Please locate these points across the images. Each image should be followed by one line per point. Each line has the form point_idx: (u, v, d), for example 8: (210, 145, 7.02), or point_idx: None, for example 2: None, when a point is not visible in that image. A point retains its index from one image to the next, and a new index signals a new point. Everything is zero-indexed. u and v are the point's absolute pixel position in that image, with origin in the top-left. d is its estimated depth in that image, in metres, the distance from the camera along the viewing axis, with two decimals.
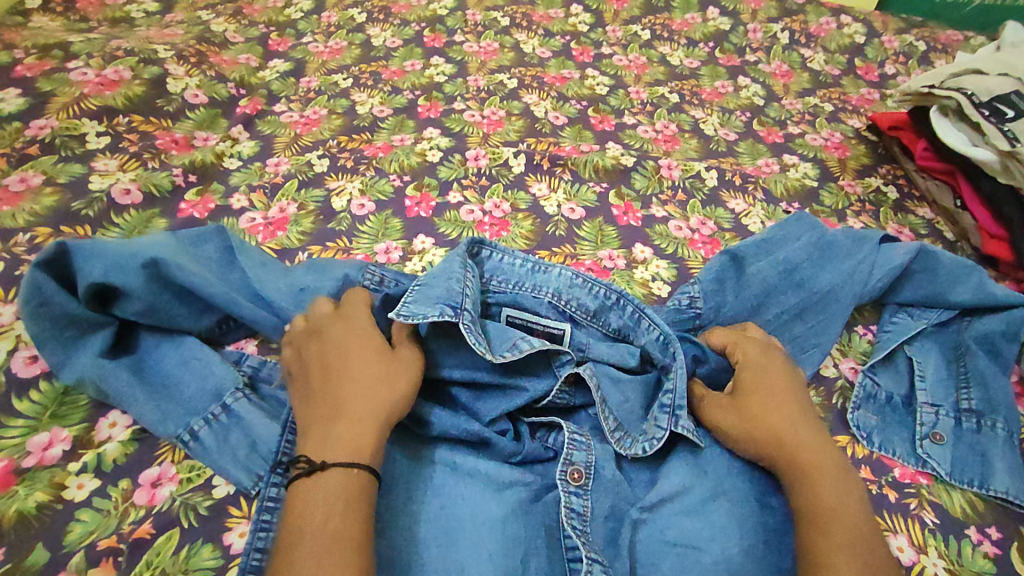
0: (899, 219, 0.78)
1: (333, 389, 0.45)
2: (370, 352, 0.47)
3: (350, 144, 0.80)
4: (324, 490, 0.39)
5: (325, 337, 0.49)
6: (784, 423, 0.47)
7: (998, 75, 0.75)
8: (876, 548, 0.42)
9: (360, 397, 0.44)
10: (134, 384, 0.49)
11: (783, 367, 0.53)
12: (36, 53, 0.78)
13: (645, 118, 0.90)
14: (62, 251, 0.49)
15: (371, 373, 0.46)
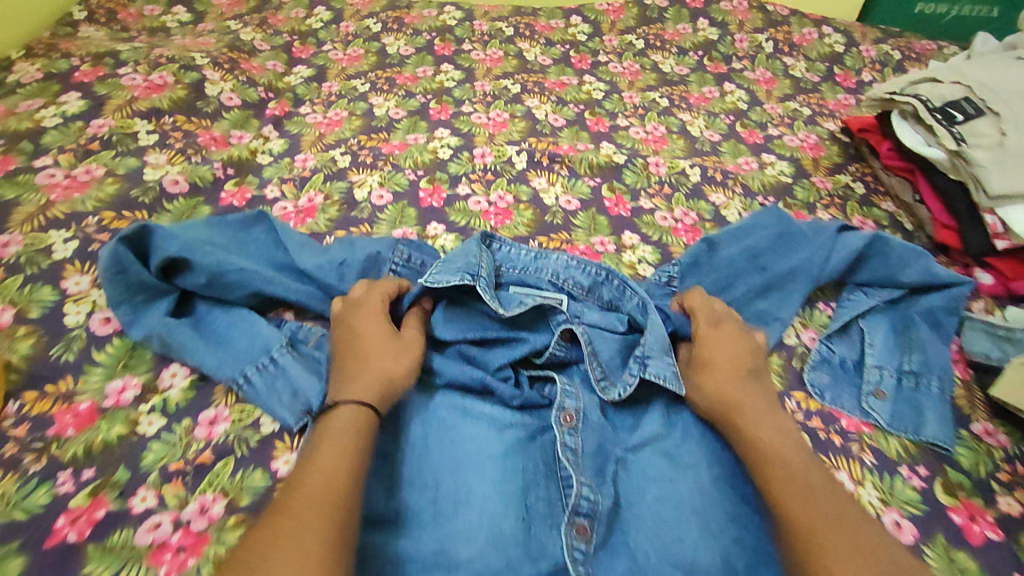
0: (864, 212, 0.86)
1: (347, 360, 0.56)
2: (382, 333, 0.57)
3: (369, 142, 0.89)
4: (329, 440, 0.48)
5: (346, 320, 0.59)
6: (731, 389, 0.56)
7: (949, 83, 0.82)
8: (816, 476, 0.49)
9: (371, 369, 0.54)
10: (196, 339, 0.60)
11: (732, 338, 0.60)
12: (90, 61, 0.87)
13: (636, 121, 0.99)
14: (144, 230, 0.61)
15: (382, 350, 0.56)
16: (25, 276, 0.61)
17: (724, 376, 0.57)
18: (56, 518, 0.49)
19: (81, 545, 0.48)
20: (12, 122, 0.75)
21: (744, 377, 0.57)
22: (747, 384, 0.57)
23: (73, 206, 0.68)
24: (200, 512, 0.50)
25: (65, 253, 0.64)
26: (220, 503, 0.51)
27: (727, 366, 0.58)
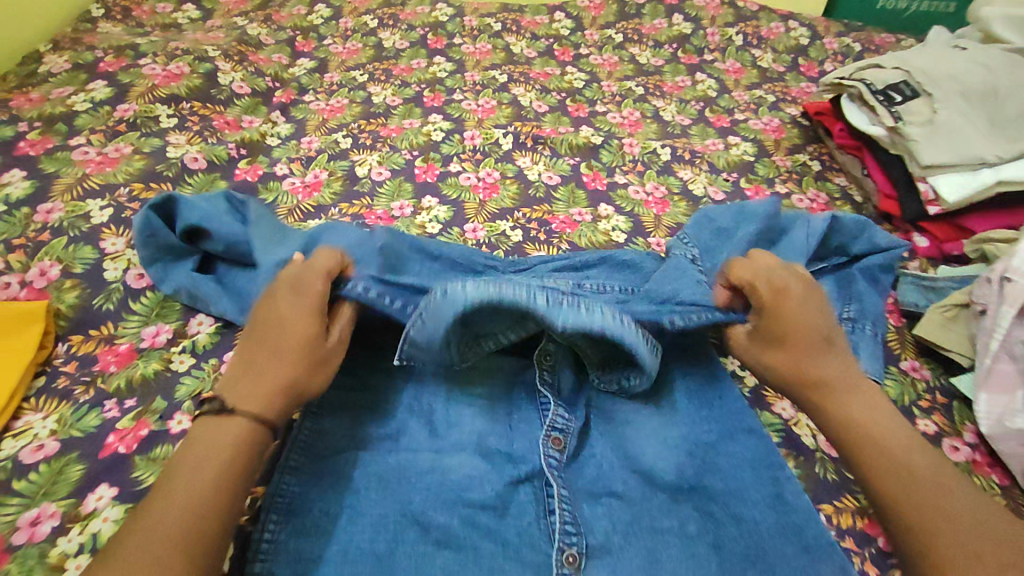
0: (818, 186, 0.95)
1: (257, 353, 0.53)
2: (306, 334, 0.54)
3: (369, 127, 0.97)
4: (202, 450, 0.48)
5: (275, 302, 0.56)
6: (811, 365, 0.56)
7: (891, 67, 0.91)
8: (919, 454, 0.52)
9: (276, 371, 0.52)
10: (217, 290, 0.67)
11: (815, 310, 0.59)
12: (113, 53, 0.95)
13: (614, 107, 1.08)
14: (169, 199, 0.68)
15: (298, 351, 0.53)
16: (68, 237, 0.70)
17: (806, 347, 0.57)
18: (107, 436, 0.58)
19: (129, 456, 0.57)
20: (47, 108, 0.84)
21: (824, 346, 0.57)
22: (829, 352, 0.57)
23: (106, 179, 0.76)
24: None
25: (103, 218, 0.72)
26: None
27: (808, 336, 0.57)
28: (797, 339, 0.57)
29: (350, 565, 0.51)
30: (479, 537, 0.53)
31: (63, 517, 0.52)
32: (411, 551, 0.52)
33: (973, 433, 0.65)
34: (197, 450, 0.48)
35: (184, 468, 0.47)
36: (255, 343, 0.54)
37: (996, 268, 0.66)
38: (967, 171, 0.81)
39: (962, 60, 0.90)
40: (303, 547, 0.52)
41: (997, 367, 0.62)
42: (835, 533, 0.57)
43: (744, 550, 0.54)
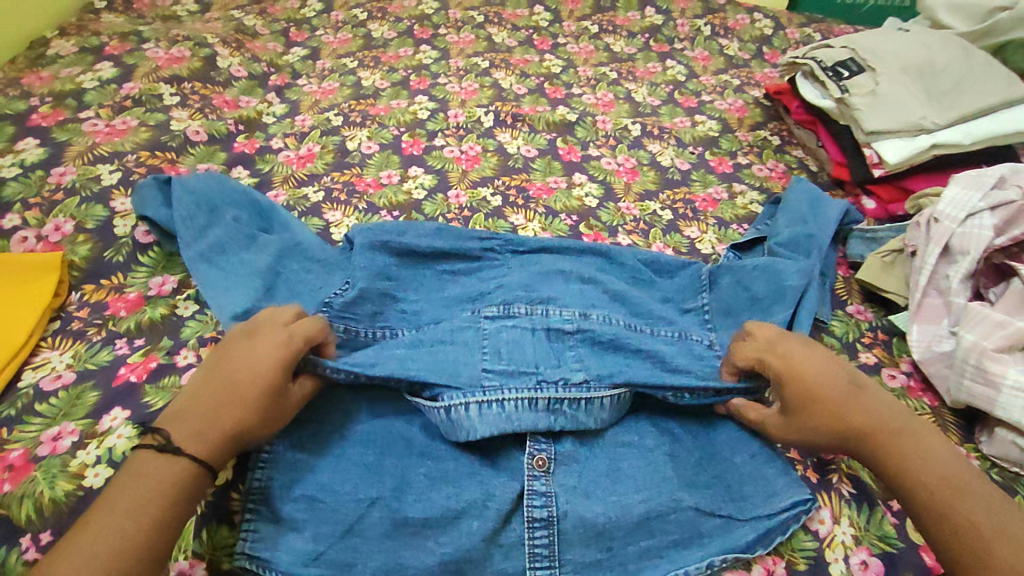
0: (777, 158, 1.03)
1: (212, 396, 0.51)
2: (262, 390, 0.52)
3: (358, 106, 1.04)
4: (140, 488, 0.47)
5: (244, 351, 0.53)
6: (840, 421, 0.55)
7: (840, 46, 1.00)
8: (973, 499, 0.50)
9: (224, 423, 0.50)
10: (200, 257, 0.69)
11: (829, 366, 0.56)
12: (118, 40, 1.03)
13: (589, 90, 1.15)
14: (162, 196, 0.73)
15: (251, 405, 0.51)
16: (81, 197, 0.76)
17: (834, 407, 0.55)
18: (118, 368, 0.63)
19: (140, 384, 0.62)
20: (58, 86, 0.91)
21: (848, 403, 0.55)
22: (855, 411, 0.55)
23: (115, 147, 0.82)
24: None
25: (112, 181, 0.78)
26: None
27: (834, 393, 0.55)
28: (823, 401, 0.55)
29: (345, 472, 0.56)
30: (459, 448, 0.59)
31: (82, 433, 0.58)
32: (400, 461, 0.57)
33: (909, 363, 0.72)
34: (133, 488, 0.47)
35: (119, 501, 0.46)
36: (212, 388, 0.52)
37: (922, 214, 0.74)
38: (907, 136, 0.89)
39: (904, 38, 0.99)
40: (299, 457, 0.56)
41: (926, 299, 0.69)
42: (782, 445, 0.63)
43: (695, 456, 0.60)
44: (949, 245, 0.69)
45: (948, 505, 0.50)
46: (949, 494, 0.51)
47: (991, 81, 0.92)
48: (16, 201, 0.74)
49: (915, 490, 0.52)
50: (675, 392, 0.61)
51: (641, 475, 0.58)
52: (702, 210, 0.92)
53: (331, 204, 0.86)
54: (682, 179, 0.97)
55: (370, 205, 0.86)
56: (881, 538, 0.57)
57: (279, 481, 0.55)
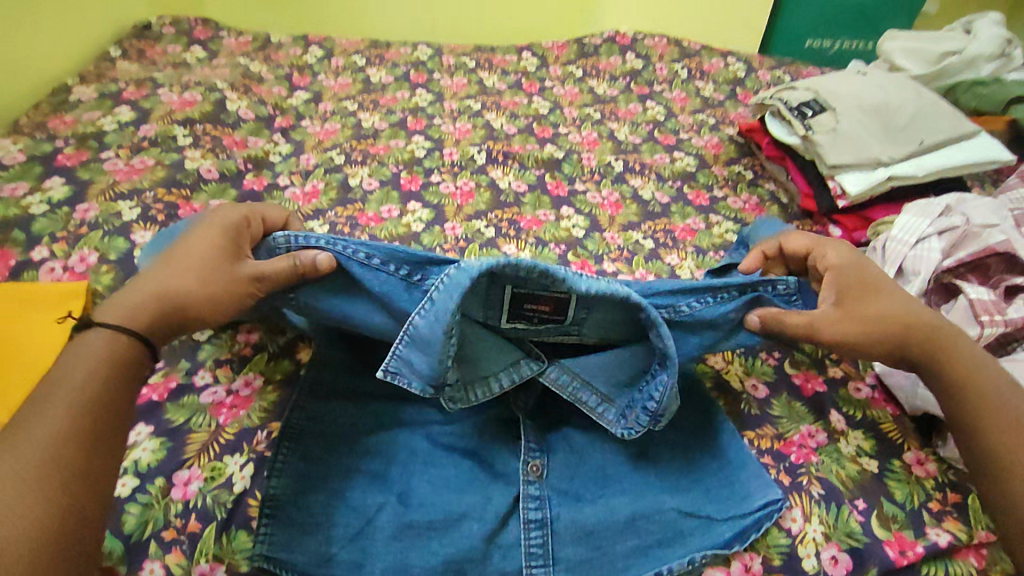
0: (751, 191, 1.10)
1: (159, 272, 0.58)
2: (200, 251, 0.59)
3: (359, 146, 1.11)
4: (73, 360, 0.51)
5: (194, 236, 0.61)
6: (899, 318, 0.64)
7: (802, 88, 1.10)
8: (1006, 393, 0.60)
9: (160, 282, 0.58)
10: None
11: (872, 271, 0.67)
12: (135, 86, 1.11)
13: (574, 129, 1.23)
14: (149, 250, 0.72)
15: (190, 264, 0.59)
16: (104, 231, 0.82)
17: (887, 304, 0.65)
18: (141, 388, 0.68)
19: (161, 403, 0.67)
20: (81, 129, 0.99)
21: (908, 307, 0.65)
22: (912, 311, 0.65)
23: (134, 185, 0.89)
24: (245, 384, 0.69)
25: (132, 216, 0.85)
26: (259, 379, 0.70)
27: (887, 297, 0.65)
28: (875, 299, 0.65)
29: (354, 480, 0.61)
30: (459, 456, 0.64)
31: None
32: (403, 469, 0.62)
33: (873, 375, 0.77)
34: (66, 365, 0.50)
35: (45, 390, 0.49)
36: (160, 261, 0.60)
37: (880, 239, 0.82)
38: (866, 169, 0.98)
39: (862, 80, 1.09)
40: (311, 468, 0.61)
41: None
42: (755, 452, 0.68)
43: (676, 463, 0.65)
44: (902, 267, 0.77)
45: (997, 408, 0.59)
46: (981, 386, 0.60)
47: (940, 119, 1.02)
48: (44, 235, 0.81)
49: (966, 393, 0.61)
50: (697, 297, 0.65)
51: (626, 480, 0.63)
52: (681, 239, 0.98)
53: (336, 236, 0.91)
54: (662, 211, 1.04)
55: (373, 237, 0.92)
56: (848, 534, 0.62)
57: (293, 489, 0.59)
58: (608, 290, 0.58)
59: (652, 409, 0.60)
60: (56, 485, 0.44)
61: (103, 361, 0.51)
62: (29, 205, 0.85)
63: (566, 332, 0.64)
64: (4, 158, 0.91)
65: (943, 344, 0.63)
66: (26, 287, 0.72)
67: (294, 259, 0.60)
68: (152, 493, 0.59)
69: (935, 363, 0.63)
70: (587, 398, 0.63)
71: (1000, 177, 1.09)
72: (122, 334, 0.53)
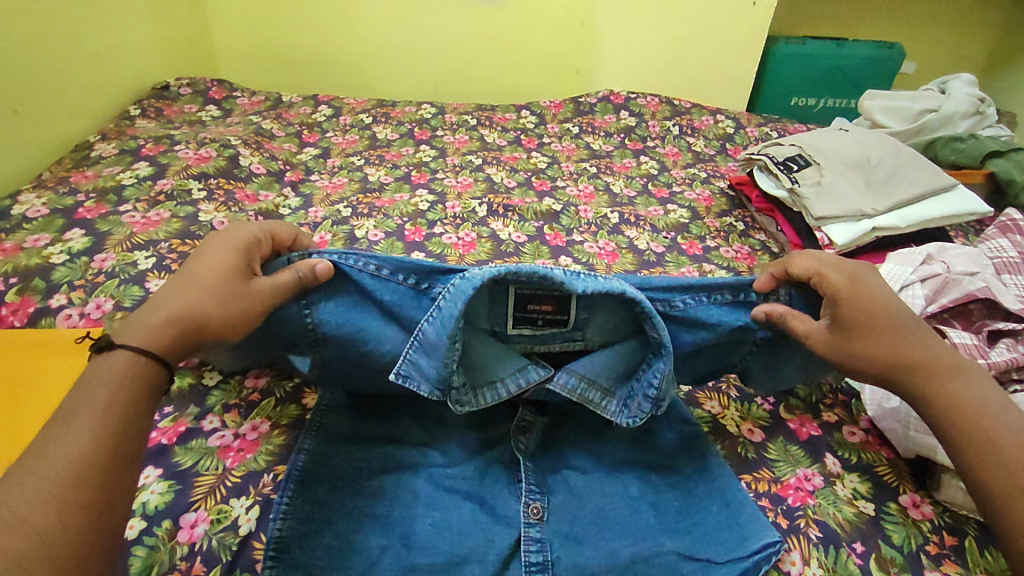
0: (742, 241, 1.14)
1: (166, 295, 0.57)
2: (216, 271, 0.59)
3: (366, 199, 1.15)
4: (107, 377, 0.51)
5: (203, 254, 0.60)
6: (892, 344, 0.60)
7: (789, 144, 1.16)
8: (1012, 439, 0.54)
9: (176, 297, 0.57)
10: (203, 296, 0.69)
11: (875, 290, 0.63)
12: (153, 143, 1.18)
13: (572, 183, 1.28)
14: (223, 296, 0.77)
15: (206, 280, 0.58)
16: (119, 279, 0.85)
17: (882, 332, 0.61)
18: (151, 432, 0.70)
19: (170, 446, 0.68)
20: (101, 183, 1.04)
21: (904, 330, 0.61)
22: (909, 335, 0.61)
23: (149, 236, 0.93)
24: (252, 429, 0.71)
25: (147, 265, 0.88)
26: (267, 423, 0.72)
27: (886, 323, 0.61)
28: (872, 326, 0.61)
29: (357, 522, 0.61)
30: (462, 499, 0.65)
31: None
32: (407, 511, 0.63)
33: (867, 420, 0.79)
34: (99, 385, 0.51)
35: (72, 407, 0.49)
36: (173, 277, 0.59)
37: None
38: (850, 220, 1.03)
39: (845, 137, 1.15)
40: (315, 510, 0.62)
41: None
42: (753, 494, 0.70)
43: (676, 505, 0.66)
44: None
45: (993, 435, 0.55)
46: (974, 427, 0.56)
47: (918, 173, 1.07)
48: (62, 283, 0.84)
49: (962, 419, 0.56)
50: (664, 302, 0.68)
51: (626, 522, 0.64)
52: None
53: None
54: (657, 260, 1.08)
55: None
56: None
57: (297, 531, 0.60)
58: (603, 289, 0.60)
59: (654, 395, 0.63)
60: (84, 506, 0.45)
61: (134, 377, 0.52)
62: (49, 254, 0.89)
63: (572, 337, 0.66)
64: (28, 212, 0.96)
65: (940, 378, 0.58)
66: (45, 334, 0.75)
67: (296, 271, 0.62)
68: (159, 536, 0.60)
69: (926, 397, 0.59)
70: (592, 395, 0.64)
71: (983, 229, 1.13)
72: (142, 356, 0.53)
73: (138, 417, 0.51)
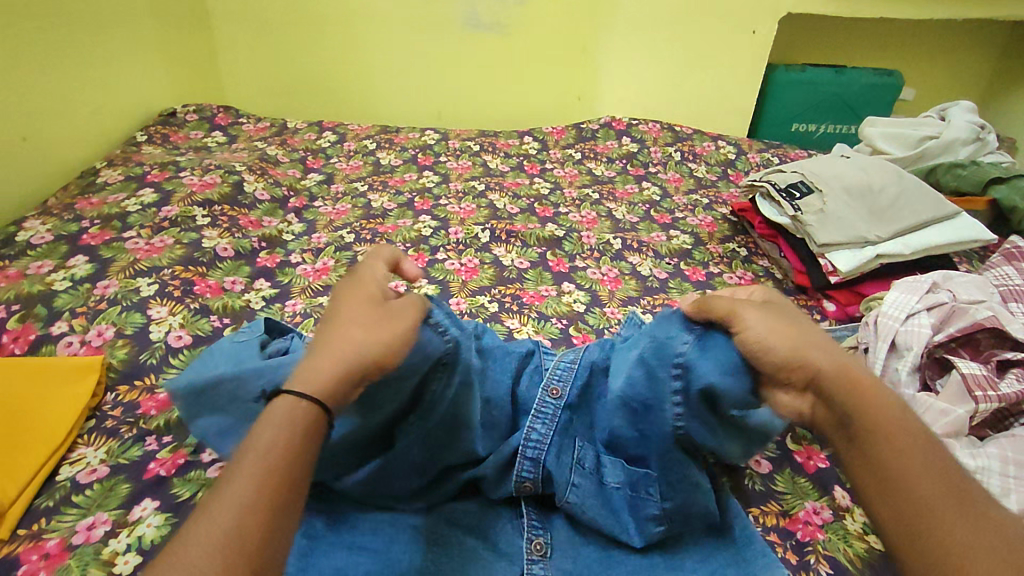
0: (745, 268, 1.13)
1: (335, 334, 0.53)
2: (370, 304, 0.57)
3: (369, 225, 1.16)
4: (281, 422, 0.47)
5: (348, 288, 0.60)
6: (809, 336, 0.54)
7: (791, 171, 1.16)
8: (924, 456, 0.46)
9: (337, 331, 0.54)
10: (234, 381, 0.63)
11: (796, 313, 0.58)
12: (158, 168, 1.19)
13: (574, 209, 1.29)
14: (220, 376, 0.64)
15: (365, 313, 0.56)
16: (121, 306, 0.86)
17: (803, 327, 0.55)
18: (149, 463, 0.68)
19: (168, 478, 0.66)
20: (106, 210, 1.05)
21: (830, 343, 0.54)
22: (833, 347, 0.54)
23: (153, 262, 0.94)
24: None
25: (149, 292, 0.88)
26: None
27: (806, 324, 0.56)
28: (789, 314, 0.57)
29: (357, 558, 0.58)
30: (468, 534, 0.62)
31: (114, 522, 0.62)
32: (408, 547, 0.60)
33: None
34: (266, 433, 0.46)
35: (245, 456, 0.44)
36: (328, 316, 0.57)
37: (869, 315, 0.85)
38: (855, 248, 1.03)
39: (846, 163, 1.15)
40: (313, 546, 0.60)
41: None
42: (761, 529, 0.68)
43: (684, 544, 0.62)
44: (895, 342, 0.80)
45: (915, 450, 0.46)
46: (895, 422, 0.48)
47: (922, 201, 1.07)
48: (64, 310, 0.84)
49: (878, 427, 0.48)
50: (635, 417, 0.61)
51: (634, 558, 0.61)
52: None
53: None
54: (660, 287, 1.06)
55: None
56: None
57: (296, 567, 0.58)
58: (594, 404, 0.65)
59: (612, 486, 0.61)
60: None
61: (308, 431, 0.47)
62: (52, 281, 0.89)
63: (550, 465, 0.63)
64: (33, 238, 0.97)
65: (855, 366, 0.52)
66: (49, 360, 0.75)
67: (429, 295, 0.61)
68: None
69: (849, 390, 0.50)
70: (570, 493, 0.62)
71: (989, 256, 1.13)
72: (305, 403, 0.48)
73: (304, 468, 0.45)
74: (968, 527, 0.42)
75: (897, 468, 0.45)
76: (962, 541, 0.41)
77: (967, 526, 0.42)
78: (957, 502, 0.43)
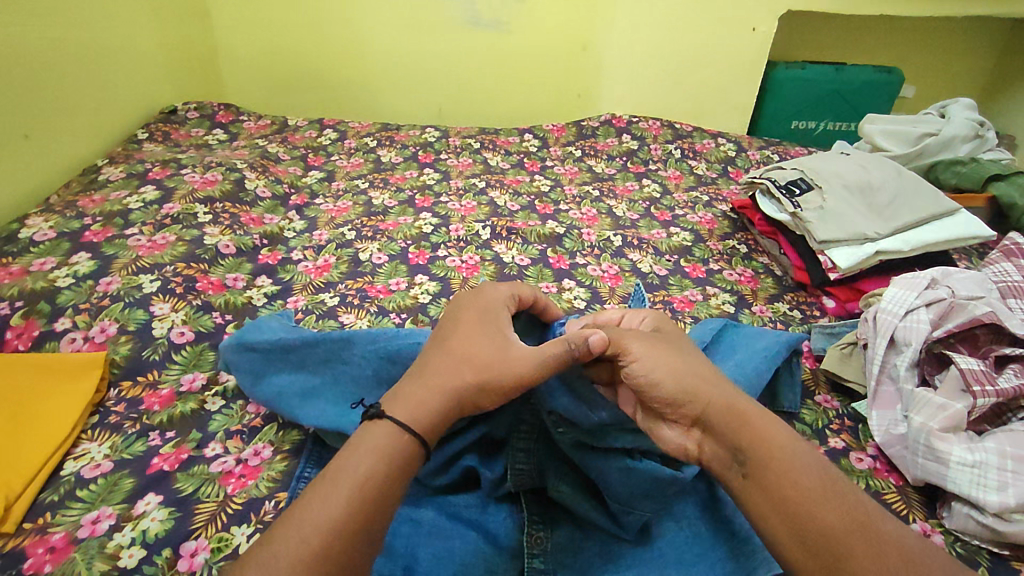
0: (745, 264, 1.14)
1: (444, 370, 0.57)
2: (485, 344, 0.60)
3: (370, 222, 1.16)
4: (374, 447, 0.50)
5: (467, 319, 0.63)
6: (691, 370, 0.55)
7: (790, 168, 1.17)
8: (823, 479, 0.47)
9: (448, 368, 0.57)
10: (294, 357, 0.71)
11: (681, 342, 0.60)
12: (159, 165, 1.19)
13: (575, 206, 1.29)
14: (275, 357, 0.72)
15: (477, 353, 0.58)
16: (124, 303, 0.86)
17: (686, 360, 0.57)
18: (152, 458, 0.68)
19: (171, 473, 0.67)
20: (107, 207, 1.05)
21: (716, 378, 0.56)
22: (720, 383, 0.55)
23: (155, 259, 0.94)
24: (254, 453, 0.69)
25: (152, 288, 0.89)
26: (269, 448, 0.69)
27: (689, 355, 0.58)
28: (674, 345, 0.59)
29: None
30: (469, 528, 0.63)
31: (118, 516, 0.62)
32: (409, 541, 0.60)
33: (874, 446, 0.78)
34: (357, 457, 0.49)
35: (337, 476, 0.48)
36: (443, 345, 0.60)
37: (868, 311, 0.85)
38: (855, 244, 1.03)
39: (846, 160, 1.16)
40: None
41: (881, 388, 0.79)
42: None
43: (686, 538, 0.62)
44: (894, 337, 0.80)
45: (814, 475, 0.48)
46: (788, 448, 0.49)
47: (921, 198, 1.07)
48: (67, 306, 0.85)
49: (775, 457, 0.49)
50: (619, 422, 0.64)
51: (635, 552, 0.61)
52: (680, 309, 1.00)
53: (345, 307, 0.93)
54: (660, 283, 1.07)
55: (380, 308, 0.93)
56: None
57: None
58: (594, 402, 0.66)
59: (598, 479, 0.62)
60: None
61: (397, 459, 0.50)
62: (55, 277, 0.89)
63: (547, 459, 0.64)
64: (35, 235, 0.97)
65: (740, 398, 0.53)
66: (52, 356, 0.76)
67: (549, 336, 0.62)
68: (158, 564, 0.58)
69: (738, 423, 0.51)
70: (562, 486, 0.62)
71: (987, 253, 1.14)
72: (406, 435, 0.52)
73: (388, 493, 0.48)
74: (871, 554, 0.43)
75: (796, 496, 0.47)
76: (862, 562, 0.43)
77: (867, 547, 0.44)
78: (855, 523, 0.45)
